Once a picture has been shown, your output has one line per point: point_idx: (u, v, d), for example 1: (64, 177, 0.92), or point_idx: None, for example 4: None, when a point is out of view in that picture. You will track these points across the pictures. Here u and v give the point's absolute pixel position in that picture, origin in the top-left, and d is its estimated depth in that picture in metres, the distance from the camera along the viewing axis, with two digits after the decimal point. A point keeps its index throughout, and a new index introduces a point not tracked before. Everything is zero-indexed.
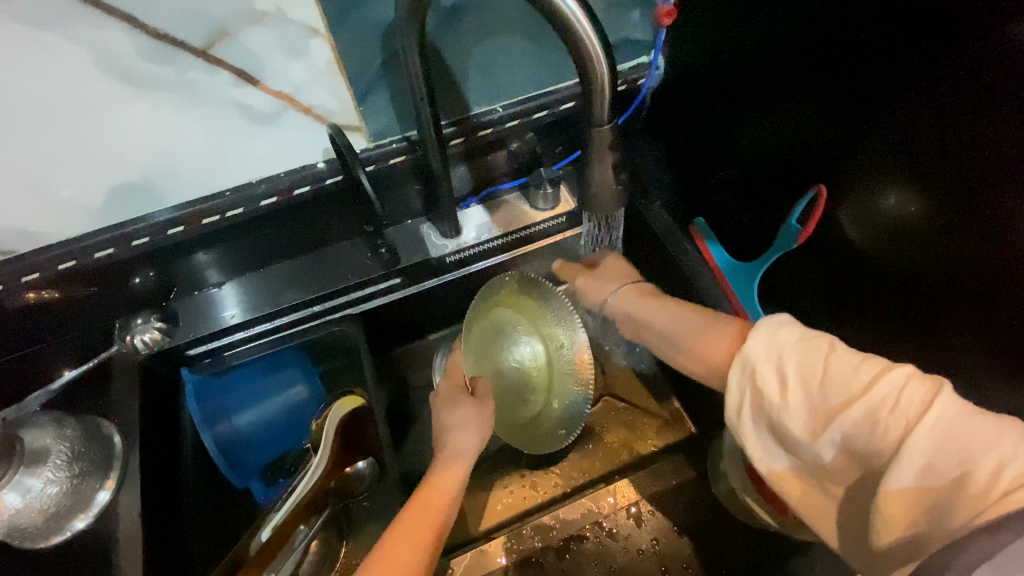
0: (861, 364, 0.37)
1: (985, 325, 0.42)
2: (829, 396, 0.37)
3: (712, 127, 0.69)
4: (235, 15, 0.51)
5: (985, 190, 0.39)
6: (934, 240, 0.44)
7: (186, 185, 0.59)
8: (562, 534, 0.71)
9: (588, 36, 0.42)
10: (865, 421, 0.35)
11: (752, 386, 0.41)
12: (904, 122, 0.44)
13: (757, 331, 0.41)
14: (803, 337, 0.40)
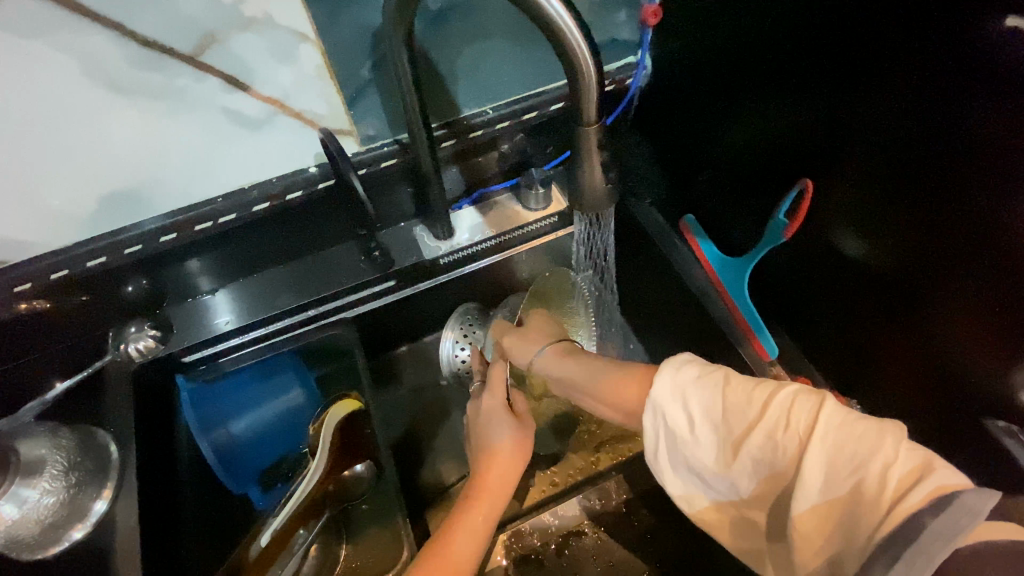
0: (755, 390, 0.39)
1: (976, 310, 0.44)
2: (731, 425, 0.39)
3: (727, 127, 0.63)
4: (223, 20, 0.47)
5: (959, 183, 0.41)
6: (918, 238, 0.46)
7: (175, 191, 0.55)
8: (561, 531, 0.68)
9: (574, 35, 0.39)
10: (766, 446, 0.37)
11: (665, 426, 0.42)
12: (891, 123, 0.45)
13: (661, 372, 0.43)
14: (700, 374, 0.42)
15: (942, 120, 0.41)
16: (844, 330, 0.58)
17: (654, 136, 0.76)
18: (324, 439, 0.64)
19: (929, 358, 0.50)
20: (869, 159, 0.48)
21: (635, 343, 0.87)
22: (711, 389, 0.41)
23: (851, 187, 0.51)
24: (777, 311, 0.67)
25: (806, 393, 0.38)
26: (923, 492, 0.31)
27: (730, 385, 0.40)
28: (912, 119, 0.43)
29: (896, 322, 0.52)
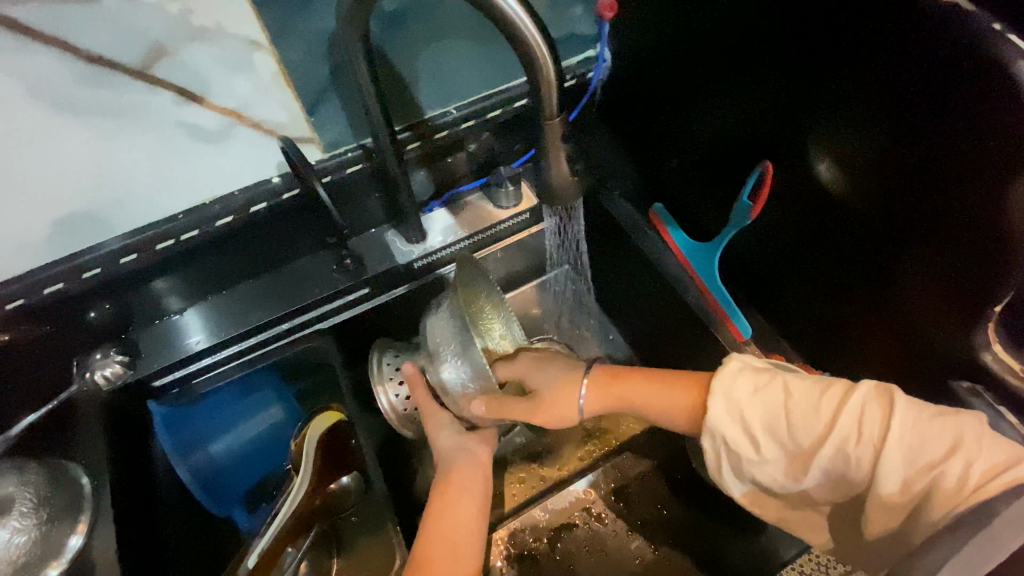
0: (820, 403, 0.45)
1: (942, 268, 0.45)
2: (801, 440, 0.45)
3: (690, 116, 0.64)
4: (172, 31, 0.45)
5: (945, 147, 0.41)
6: (899, 191, 0.45)
7: (133, 210, 0.54)
8: (551, 525, 0.69)
9: (532, 34, 0.40)
10: (839, 453, 0.43)
11: (728, 445, 0.48)
12: (870, 74, 0.43)
13: (716, 394, 0.49)
14: (756, 388, 0.48)
15: (909, 94, 0.41)
16: (815, 307, 0.60)
17: (620, 129, 0.77)
18: (308, 454, 0.64)
19: (898, 329, 0.52)
20: (867, 133, 0.46)
21: (615, 335, 0.87)
22: (774, 406, 0.47)
23: (851, 149, 0.48)
24: (749, 294, 0.68)
25: (871, 396, 0.44)
26: (1006, 480, 0.37)
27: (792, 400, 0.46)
28: (897, 92, 0.42)
29: (868, 298, 0.53)
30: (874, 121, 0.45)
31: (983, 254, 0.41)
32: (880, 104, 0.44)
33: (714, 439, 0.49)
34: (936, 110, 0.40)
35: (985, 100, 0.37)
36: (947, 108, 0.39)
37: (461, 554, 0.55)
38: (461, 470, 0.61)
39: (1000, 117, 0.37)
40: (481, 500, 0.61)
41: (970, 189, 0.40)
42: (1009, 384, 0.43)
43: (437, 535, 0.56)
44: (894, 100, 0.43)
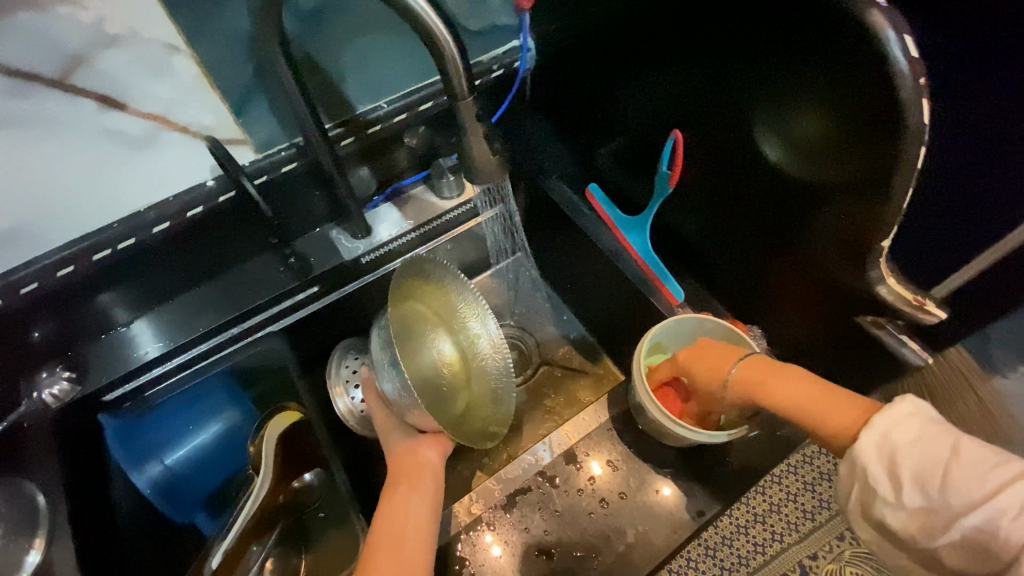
0: (985, 470, 0.39)
1: (847, 226, 0.48)
2: (950, 498, 0.40)
3: (610, 95, 0.67)
4: (88, 40, 0.46)
5: (870, 123, 0.42)
6: (832, 165, 0.46)
7: (67, 221, 0.54)
8: (506, 492, 0.72)
9: (437, 27, 0.43)
10: (989, 525, 0.38)
11: (863, 482, 0.45)
12: (764, 40, 0.46)
13: (888, 418, 0.45)
14: (922, 433, 0.43)
15: (791, 53, 0.44)
16: (739, 265, 0.63)
17: (553, 115, 0.80)
18: (268, 450, 0.66)
19: (810, 277, 0.55)
20: (822, 114, 0.45)
21: (569, 315, 0.89)
22: (932, 458, 0.41)
23: (807, 133, 0.47)
24: (683, 261, 0.72)
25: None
26: None
27: (958, 456, 0.40)
28: (797, 53, 0.44)
29: (782, 251, 0.56)
30: (830, 99, 0.44)
31: (869, 195, 0.44)
32: (770, 68, 0.47)
33: (849, 468, 0.46)
34: (813, 64, 0.43)
35: (854, 47, 0.40)
36: (827, 62, 0.42)
37: (409, 553, 0.56)
38: (412, 473, 0.63)
39: (865, 61, 0.40)
40: (433, 495, 0.62)
41: (855, 134, 0.43)
42: (903, 311, 0.47)
43: (385, 535, 0.57)
44: (781, 62, 0.46)
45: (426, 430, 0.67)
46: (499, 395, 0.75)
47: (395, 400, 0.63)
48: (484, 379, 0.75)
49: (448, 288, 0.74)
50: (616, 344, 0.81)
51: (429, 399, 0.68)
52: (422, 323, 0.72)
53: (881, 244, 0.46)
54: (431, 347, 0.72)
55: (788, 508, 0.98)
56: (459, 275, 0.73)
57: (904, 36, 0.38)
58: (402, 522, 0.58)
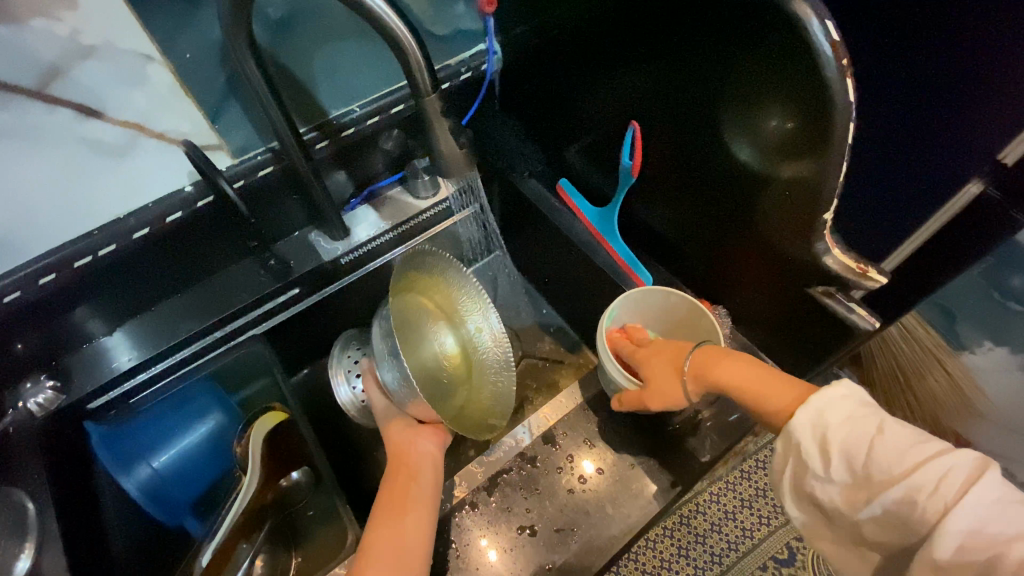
0: (907, 450, 0.41)
1: (795, 210, 0.51)
2: (873, 472, 0.42)
3: (572, 92, 0.70)
4: (62, 53, 0.48)
5: (821, 117, 0.44)
6: (794, 159, 0.48)
7: (47, 230, 0.55)
8: (487, 474, 0.73)
9: (399, 27, 0.45)
10: (906, 499, 0.40)
11: (798, 456, 0.46)
12: (709, 34, 0.49)
13: (817, 400, 0.46)
14: (851, 414, 0.45)
15: (730, 43, 0.48)
16: (702, 248, 0.66)
17: (521, 115, 0.83)
18: (256, 454, 0.66)
19: (766, 255, 0.58)
20: (787, 108, 0.46)
21: (547, 308, 0.91)
22: (859, 436, 0.43)
23: (779, 128, 0.48)
24: (651, 249, 0.75)
25: (952, 454, 0.40)
26: None
27: (883, 433, 0.42)
28: (741, 44, 0.47)
29: (737, 232, 0.59)
30: (788, 90, 0.45)
31: (808, 173, 0.47)
32: (712, 57, 0.50)
33: (787, 444, 0.48)
34: (749, 52, 0.46)
35: (781, 35, 0.43)
36: (761, 50, 0.45)
37: (408, 540, 0.58)
38: (414, 463, 0.65)
39: (792, 46, 0.43)
40: (431, 485, 0.65)
41: (791, 116, 0.46)
42: (848, 279, 0.50)
43: (385, 523, 0.59)
44: (721, 51, 0.49)
45: (426, 421, 0.70)
46: (500, 390, 0.74)
47: (394, 390, 0.65)
48: (486, 372, 0.75)
49: (449, 280, 0.76)
50: (593, 333, 0.84)
51: (425, 389, 0.70)
52: (422, 315, 0.75)
53: (825, 217, 0.49)
54: (432, 340, 0.75)
55: (772, 490, 1.01)
56: (459, 266, 0.74)
57: (826, 21, 0.41)
58: (403, 510, 0.60)
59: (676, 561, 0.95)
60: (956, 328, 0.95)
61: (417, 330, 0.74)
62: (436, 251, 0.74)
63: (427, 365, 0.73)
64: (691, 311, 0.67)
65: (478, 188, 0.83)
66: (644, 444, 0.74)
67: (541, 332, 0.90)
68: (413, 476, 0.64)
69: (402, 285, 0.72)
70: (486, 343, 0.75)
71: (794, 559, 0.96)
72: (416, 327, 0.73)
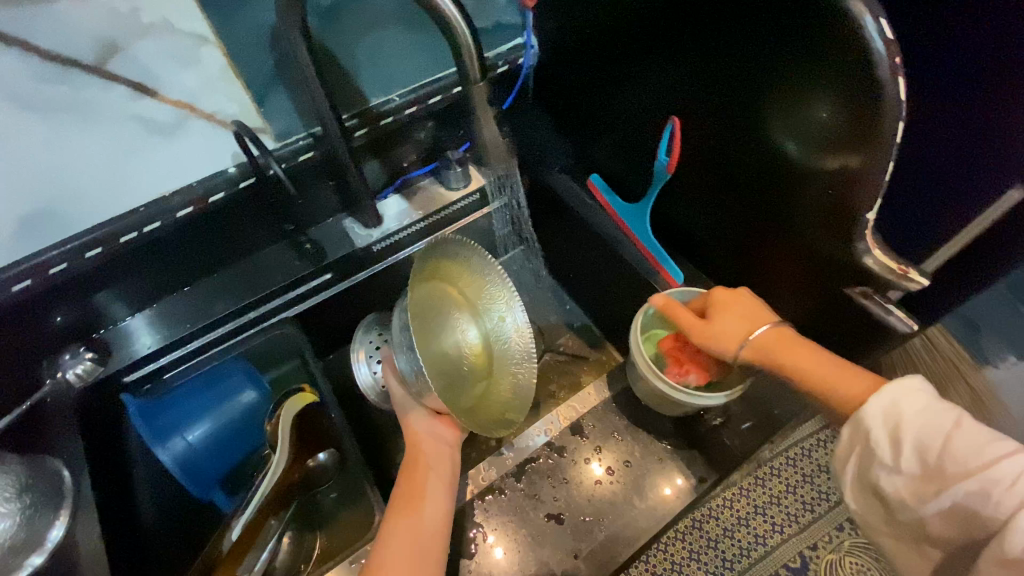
0: (987, 444, 0.39)
1: (836, 205, 0.51)
2: (947, 464, 0.40)
3: (607, 85, 0.70)
4: (123, 29, 0.50)
5: (868, 111, 0.44)
6: (838, 154, 0.48)
7: (95, 207, 0.57)
8: (516, 460, 0.74)
9: (453, 13, 0.46)
10: (981, 492, 0.38)
11: (864, 445, 0.45)
12: (758, 30, 0.49)
13: (890, 390, 0.45)
14: (929, 405, 0.43)
15: (778, 39, 0.48)
16: (734, 246, 0.66)
17: (553, 110, 0.83)
18: (281, 436, 0.65)
19: (805, 254, 0.57)
20: (835, 102, 0.46)
21: (571, 304, 0.91)
22: (935, 428, 0.41)
23: (828, 121, 0.47)
24: (680, 246, 0.75)
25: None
26: None
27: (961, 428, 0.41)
28: (788, 39, 0.47)
29: (773, 229, 0.59)
30: (837, 84, 0.45)
31: (853, 172, 0.48)
32: (761, 52, 0.50)
33: (854, 431, 0.46)
34: (797, 45, 0.46)
35: (832, 30, 0.43)
36: (809, 47, 0.46)
37: (427, 531, 0.58)
38: (429, 455, 0.65)
39: (843, 41, 0.43)
40: (448, 476, 0.65)
41: (839, 112, 0.46)
42: (888, 280, 0.51)
43: (404, 512, 0.59)
44: (769, 47, 0.49)
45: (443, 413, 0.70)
46: (519, 383, 0.74)
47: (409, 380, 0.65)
48: (507, 364, 0.75)
49: (475, 268, 0.75)
50: (617, 330, 0.84)
51: (448, 380, 0.69)
52: (445, 302, 0.74)
53: (867, 215, 0.49)
54: (455, 329, 0.73)
55: (787, 498, 1.01)
56: (486, 255, 0.74)
57: (880, 20, 0.41)
58: (421, 502, 0.61)
59: (686, 564, 0.95)
60: (978, 340, 0.97)
61: (439, 318, 0.72)
62: (465, 243, 0.74)
63: (449, 355, 0.72)
64: None
65: (514, 181, 0.83)
66: (667, 440, 0.74)
67: (564, 328, 0.90)
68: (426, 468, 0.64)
69: (423, 272, 0.71)
70: (507, 336, 0.75)
71: (807, 567, 0.96)
72: (440, 314, 0.72)
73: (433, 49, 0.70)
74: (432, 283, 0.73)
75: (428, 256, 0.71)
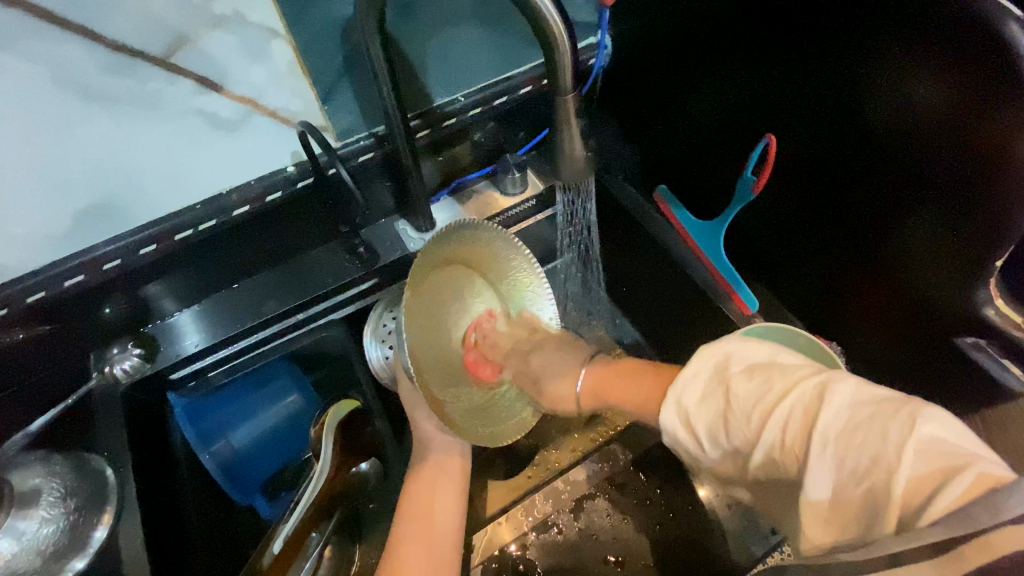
0: (756, 400, 0.32)
1: (949, 231, 0.46)
2: (734, 440, 0.33)
3: (687, 94, 0.65)
4: (192, 20, 0.47)
5: (994, 135, 0.40)
6: (951, 171, 0.44)
7: (152, 202, 0.56)
8: (573, 495, 0.69)
9: (552, 17, 0.42)
10: (769, 457, 0.31)
11: (676, 445, 0.37)
12: (880, 40, 0.44)
13: (666, 401, 0.36)
14: (703, 391, 0.35)
15: (915, 57, 0.42)
16: (821, 273, 0.61)
17: (620, 114, 0.77)
18: (328, 446, 0.63)
19: (906, 290, 0.53)
20: (955, 119, 0.42)
21: (623, 319, 0.87)
22: (711, 406, 0.34)
23: (937, 137, 0.44)
24: (752, 268, 0.70)
25: (809, 397, 0.30)
26: (952, 494, 0.25)
27: (732, 402, 0.33)
28: (915, 52, 0.42)
29: (872, 261, 0.55)
30: (959, 101, 0.41)
31: (989, 210, 0.43)
32: (892, 70, 0.44)
33: (671, 442, 0.37)
34: (935, 65, 0.41)
35: (986, 53, 0.38)
36: (952, 69, 0.40)
37: (440, 544, 0.53)
38: (435, 467, 0.59)
39: (993, 66, 0.38)
40: (460, 480, 0.59)
41: (978, 144, 0.41)
42: (1013, 336, 0.46)
43: (412, 525, 0.54)
44: (902, 65, 0.43)
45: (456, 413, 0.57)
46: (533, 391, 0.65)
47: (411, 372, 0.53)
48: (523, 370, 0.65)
49: (497, 250, 0.62)
50: (672, 351, 0.80)
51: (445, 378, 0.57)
52: (460, 285, 0.61)
53: (996, 262, 0.44)
54: (470, 319, 0.61)
55: None
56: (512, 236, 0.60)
57: None
58: (430, 510, 0.56)
59: None
60: None
61: (448, 303, 0.59)
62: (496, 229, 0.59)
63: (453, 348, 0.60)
64: (814, 355, 0.60)
65: (589, 204, 0.78)
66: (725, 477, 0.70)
67: (614, 343, 0.86)
68: (433, 480, 0.58)
69: (437, 253, 0.56)
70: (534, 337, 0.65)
71: None
72: (451, 299, 0.60)
73: (505, 48, 0.67)
74: (438, 270, 0.57)
75: (455, 226, 0.56)
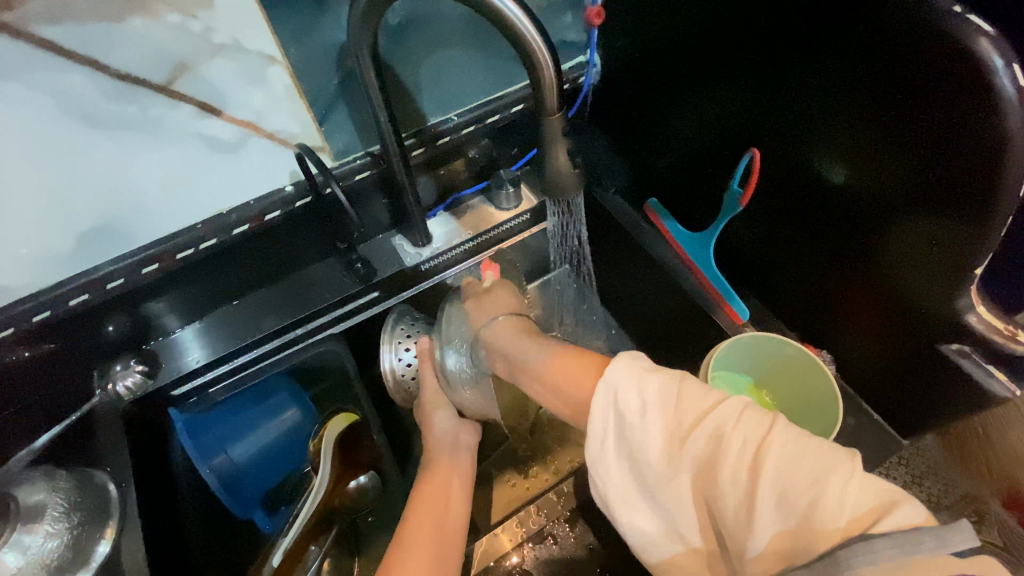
0: (710, 396, 0.41)
1: (930, 236, 0.47)
2: (683, 424, 0.40)
3: (674, 109, 0.67)
4: (193, 49, 0.50)
5: (965, 142, 0.41)
6: (925, 177, 0.45)
7: (156, 223, 0.58)
8: (569, 505, 0.69)
9: (537, 42, 0.44)
10: (712, 441, 0.39)
11: (614, 414, 0.42)
12: (849, 56, 0.46)
13: (620, 357, 0.44)
14: (658, 367, 0.44)
15: (889, 70, 0.44)
16: (812, 282, 0.62)
17: (610, 129, 0.79)
18: (325, 460, 0.64)
19: (890, 294, 0.54)
20: (927, 127, 0.43)
21: (618, 329, 0.88)
22: (668, 393, 0.42)
23: (911, 143, 0.45)
24: (742, 277, 0.71)
25: (760, 408, 0.40)
26: (889, 523, 0.33)
27: (687, 391, 0.41)
28: (884, 65, 0.44)
29: (855, 267, 0.56)
30: (929, 110, 0.42)
31: (969, 213, 0.43)
32: (867, 81, 0.46)
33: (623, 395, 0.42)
34: (907, 75, 0.43)
35: (951, 65, 0.39)
36: (927, 78, 0.41)
37: (449, 535, 0.55)
38: (448, 465, 0.62)
39: (962, 79, 0.39)
40: (466, 486, 0.61)
41: (956, 151, 0.42)
42: (995, 341, 0.47)
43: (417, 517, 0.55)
44: (877, 74, 0.45)
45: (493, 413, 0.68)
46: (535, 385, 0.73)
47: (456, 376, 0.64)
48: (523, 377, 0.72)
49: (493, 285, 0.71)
50: (667, 361, 0.80)
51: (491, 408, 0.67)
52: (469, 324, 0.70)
53: (975, 269, 0.45)
54: None
55: None
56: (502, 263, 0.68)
57: (1013, 65, 0.37)
58: (442, 501, 0.57)
59: None
60: None
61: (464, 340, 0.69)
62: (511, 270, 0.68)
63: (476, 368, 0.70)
64: (806, 366, 0.62)
65: (579, 217, 0.80)
66: None
67: (610, 353, 0.87)
68: (448, 473, 0.61)
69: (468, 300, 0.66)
70: None
71: None
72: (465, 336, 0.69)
73: (497, 67, 0.69)
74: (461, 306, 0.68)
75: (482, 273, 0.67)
